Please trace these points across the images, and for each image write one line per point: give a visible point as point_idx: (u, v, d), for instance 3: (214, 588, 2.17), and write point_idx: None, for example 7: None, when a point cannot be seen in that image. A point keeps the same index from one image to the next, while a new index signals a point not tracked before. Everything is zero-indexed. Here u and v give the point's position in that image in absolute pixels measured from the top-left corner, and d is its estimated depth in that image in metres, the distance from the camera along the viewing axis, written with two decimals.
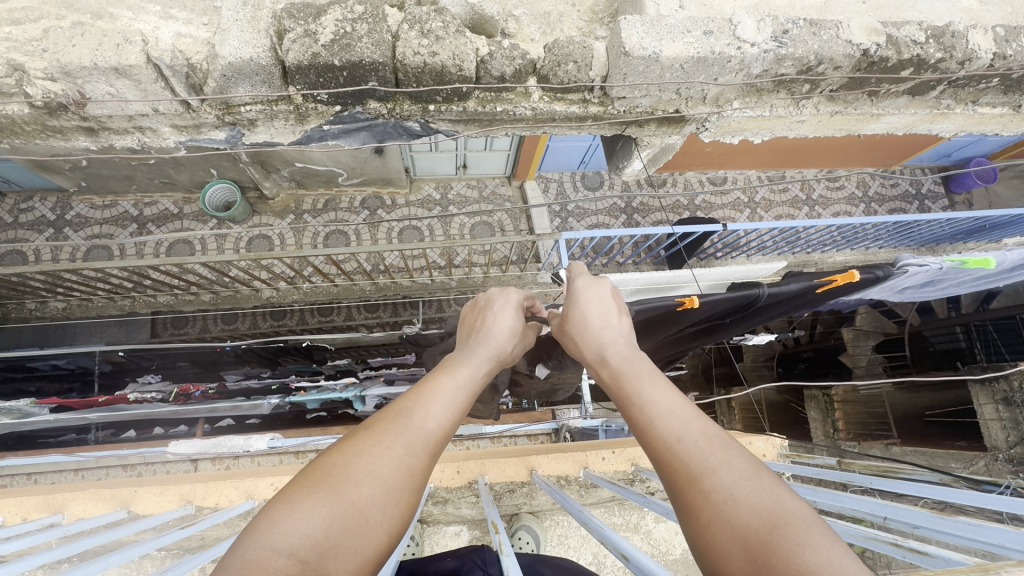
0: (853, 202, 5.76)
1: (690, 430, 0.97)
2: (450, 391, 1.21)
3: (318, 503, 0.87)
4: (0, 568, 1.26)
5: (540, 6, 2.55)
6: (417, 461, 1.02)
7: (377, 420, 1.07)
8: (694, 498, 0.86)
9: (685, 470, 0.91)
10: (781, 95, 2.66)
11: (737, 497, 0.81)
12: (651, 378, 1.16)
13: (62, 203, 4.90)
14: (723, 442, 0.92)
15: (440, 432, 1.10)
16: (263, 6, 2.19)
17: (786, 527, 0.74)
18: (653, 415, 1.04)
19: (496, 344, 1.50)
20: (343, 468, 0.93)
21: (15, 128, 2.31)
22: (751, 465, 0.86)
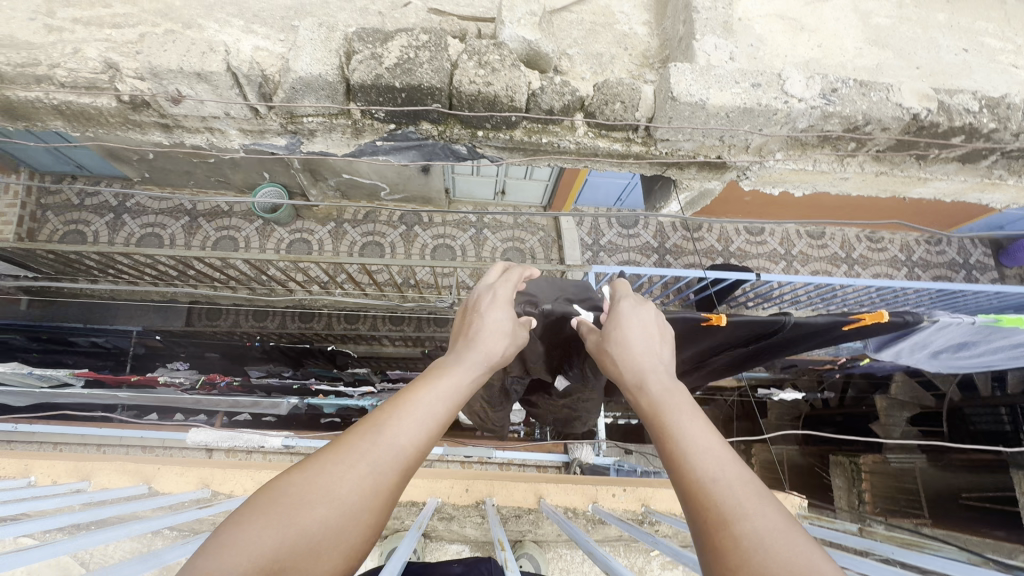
0: (895, 265, 5.61)
1: (726, 473, 0.98)
2: (430, 403, 1.18)
3: (269, 524, 0.86)
4: (20, 526, 1.37)
5: (594, 48, 2.66)
6: (384, 479, 0.99)
7: (349, 434, 1.04)
8: (723, 541, 0.87)
9: (715, 511, 0.92)
10: (826, 149, 2.67)
11: (769, 548, 0.83)
12: (690, 412, 1.18)
13: (125, 191, 5.24)
14: (760, 494, 0.93)
15: (414, 449, 1.06)
16: (336, 28, 2.35)
17: None
18: (688, 451, 1.05)
19: (486, 349, 1.49)
20: (299, 492, 0.91)
21: (101, 119, 2.52)
22: (785, 518, 0.88)
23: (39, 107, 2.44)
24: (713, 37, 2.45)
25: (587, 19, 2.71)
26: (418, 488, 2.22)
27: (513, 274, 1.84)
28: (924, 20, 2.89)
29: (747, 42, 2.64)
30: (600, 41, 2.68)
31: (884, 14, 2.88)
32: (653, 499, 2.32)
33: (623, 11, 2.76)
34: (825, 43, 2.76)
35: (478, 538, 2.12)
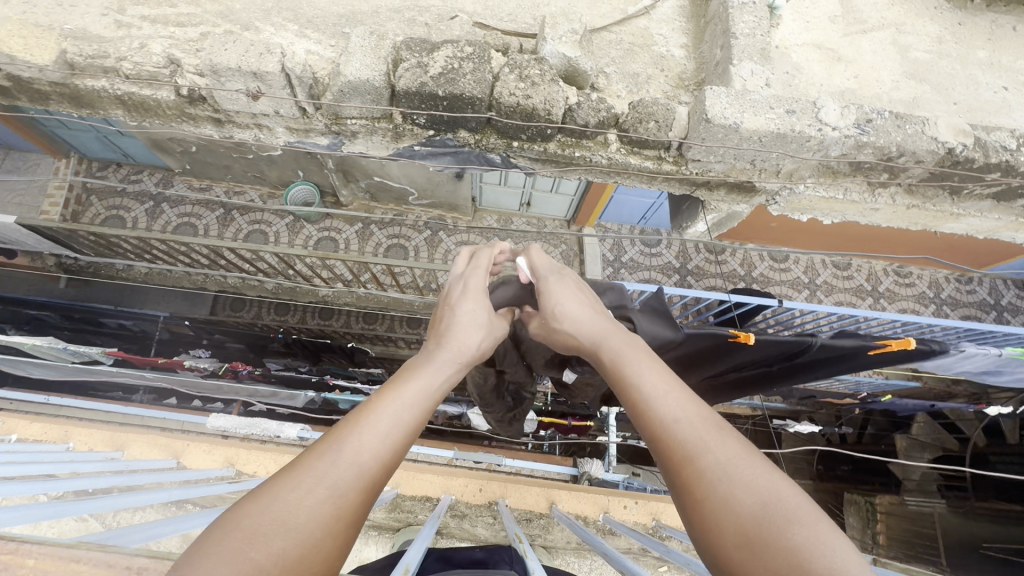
0: (922, 301, 5.51)
1: (688, 412, 1.06)
2: (397, 411, 1.10)
3: (221, 561, 0.74)
4: (65, 484, 1.48)
5: (631, 67, 2.73)
6: (348, 500, 0.91)
7: (304, 457, 0.95)
8: (689, 474, 0.94)
9: (680, 449, 0.98)
10: (858, 179, 2.67)
11: (731, 476, 0.90)
12: (648, 362, 1.25)
13: (165, 181, 5.45)
14: (717, 425, 1.02)
15: (377, 462, 0.99)
16: (386, 37, 2.46)
17: (778, 507, 0.83)
18: (650, 396, 1.12)
19: (457, 343, 1.44)
20: (246, 525, 0.81)
21: (159, 110, 2.67)
22: (741, 443, 0.96)
23: (104, 96, 2.59)
24: (750, 62, 2.48)
25: (626, 40, 2.78)
26: (433, 484, 2.30)
27: (481, 260, 1.79)
28: (963, 56, 2.90)
29: (783, 70, 2.68)
30: (638, 61, 2.75)
31: (924, 49, 2.89)
32: (665, 515, 2.34)
33: (661, 34, 2.83)
34: (862, 75, 2.79)
35: (487, 539, 2.14)
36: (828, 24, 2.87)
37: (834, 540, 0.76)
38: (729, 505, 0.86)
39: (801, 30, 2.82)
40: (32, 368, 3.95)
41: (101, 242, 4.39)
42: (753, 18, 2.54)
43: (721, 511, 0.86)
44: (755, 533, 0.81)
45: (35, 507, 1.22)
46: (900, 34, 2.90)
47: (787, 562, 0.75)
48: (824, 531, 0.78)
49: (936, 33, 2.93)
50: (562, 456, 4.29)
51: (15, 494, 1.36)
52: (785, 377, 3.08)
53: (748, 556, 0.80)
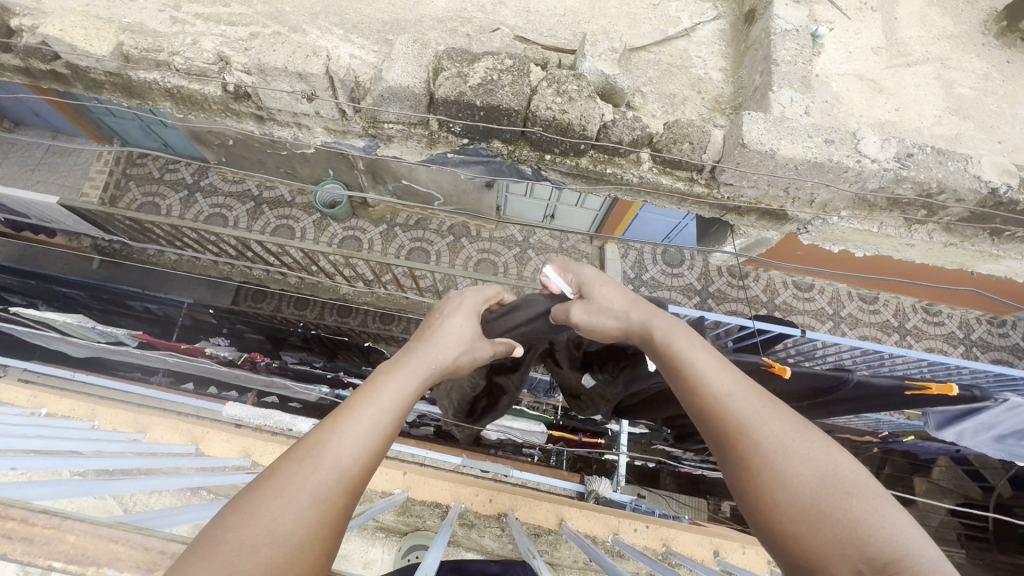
0: (950, 341, 5.36)
1: (740, 387, 1.17)
2: (375, 415, 1.13)
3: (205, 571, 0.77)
4: (92, 463, 1.51)
5: (667, 88, 2.73)
6: (331, 504, 0.94)
7: (283, 464, 0.97)
8: (746, 446, 1.05)
9: (736, 424, 1.09)
10: (894, 214, 2.63)
11: (786, 449, 1.01)
12: (696, 345, 1.35)
13: (201, 171, 5.60)
14: (769, 401, 1.12)
15: (358, 464, 1.02)
16: (428, 46, 2.50)
17: (832, 478, 0.94)
18: (703, 375, 1.24)
19: (438, 349, 1.46)
20: (231, 541, 0.82)
21: (205, 105, 2.76)
22: (794, 420, 1.07)
23: (154, 88, 2.69)
24: (790, 90, 2.46)
25: (665, 60, 2.79)
26: (443, 491, 2.29)
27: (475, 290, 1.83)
28: (1011, 95, 2.83)
29: (822, 99, 2.66)
30: (674, 82, 2.75)
31: (969, 85, 2.83)
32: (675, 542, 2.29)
33: (700, 56, 2.82)
34: (903, 108, 2.75)
35: (495, 550, 2.12)
36: (871, 55, 2.84)
37: (889, 510, 0.87)
38: (788, 477, 0.96)
39: (843, 60, 2.80)
40: (61, 345, 4.06)
41: (136, 228, 4.52)
42: (795, 45, 2.52)
43: (779, 482, 0.97)
44: (813, 501, 0.92)
45: (65, 484, 1.24)
46: (945, 69, 2.85)
47: (845, 529, 0.86)
48: (877, 501, 0.89)
49: (983, 70, 2.86)
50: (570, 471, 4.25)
51: (43, 469, 1.39)
52: (817, 411, 3.04)
53: (805, 524, 0.90)
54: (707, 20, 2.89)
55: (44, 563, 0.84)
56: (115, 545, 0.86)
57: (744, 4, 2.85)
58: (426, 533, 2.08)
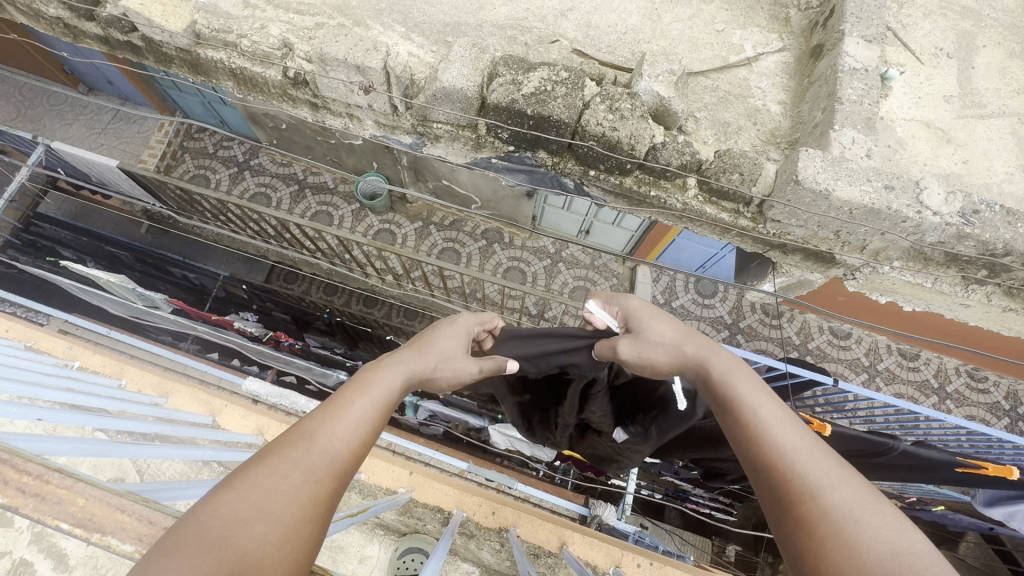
0: (994, 412, 5.06)
1: (806, 446, 1.13)
2: (362, 410, 1.18)
3: (204, 550, 0.75)
4: (112, 423, 1.53)
5: (722, 116, 2.67)
6: (320, 487, 0.96)
7: (276, 447, 0.98)
8: (810, 507, 1.00)
9: (801, 484, 1.04)
10: (951, 270, 2.48)
11: (857, 520, 0.94)
12: (759, 396, 1.31)
13: (252, 151, 5.78)
14: (837, 466, 1.06)
15: (347, 450, 1.06)
16: (486, 51, 2.51)
17: (908, 559, 0.87)
18: (767, 427, 1.21)
19: (425, 361, 1.54)
20: (223, 513, 0.82)
21: (265, 88, 2.85)
22: (865, 490, 1.00)
23: (220, 68, 2.79)
24: (852, 130, 2.36)
25: (722, 88, 2.73)
26: (446, 496, 2.26)
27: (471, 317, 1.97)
28: None
29: (885, 143, 2.56)
30: (730, 111, 2.69)
31: None
32: None
33: (759, 87, 2.75)
34: (972, 161, 2.61)
35: (491, 565, 2.05)
36: (942, 103, 2.71)
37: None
38: (859, 550, 0.90)
39: (911, 105, 2.68)
40: (100, 301, 4.21)
41: (185, 198, 4.67)
42: (863, 85, 2.42)
43: (849, 552, 0.90)
44: None
45: (87, 442, 1.26)
46: (1022, 125, 2.70)
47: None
48: None
49: None
50: (574, 492, 4.16)
51: (66, 423, 1.41)
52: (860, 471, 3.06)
53: None
54: (771, 50, 2.81)
55: (52, 523, 0.88)
56: (123, 516, 0.88)
57: (812, 38, 2.76)
58: (423, 536, 2.03)
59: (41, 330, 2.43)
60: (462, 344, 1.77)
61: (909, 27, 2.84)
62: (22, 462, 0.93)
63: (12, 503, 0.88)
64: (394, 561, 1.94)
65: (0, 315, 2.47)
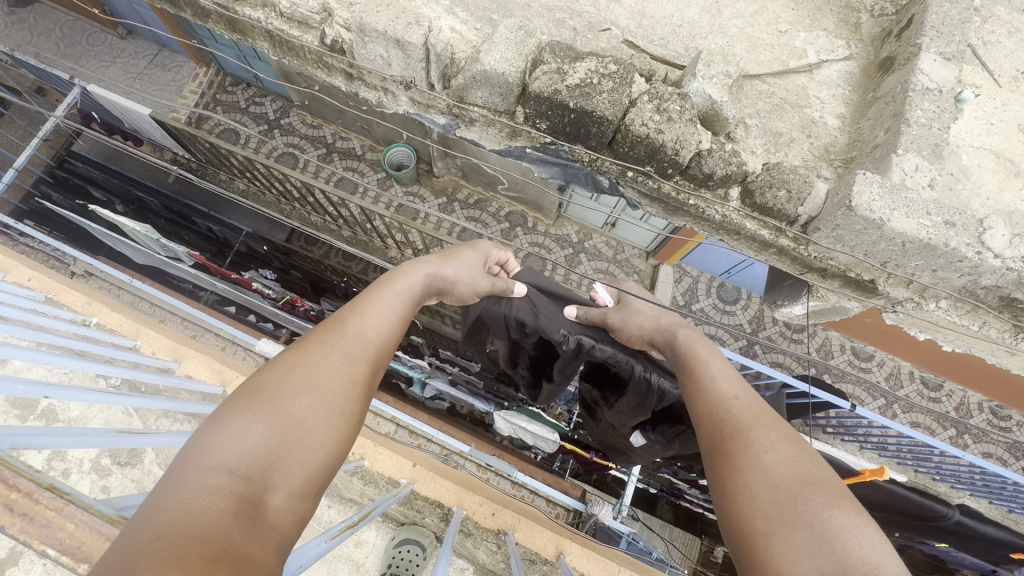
0: (1011, 451, 4.91)
1: (746, 396, 1.39)
2: (385, 309, 1.42)
3: (256, 420, 0.97)
4: (124, 400, 1.52)
5: (775, 125, 2.51)
6: (355, 370, 1.19)
7: (314, 340, 1.20)
8: (740, 443, 1.22)
9: (733, 422, 1.30)
10: (1002, 314, 2.40)
11: (776, 450, 1.16)
12: (712, 353, 1.65)
13: (282, 109, 5.68)
14: (764, 411, 1.32)
15: (379, 340, 1.30)
16: (533, 34, 2.39)
17: (815, 485, 1.06)
18: (714, 377, 1.50)
19: (438, 267, 1.78)
20: (275, 388, 1.05)
21: (300, 53, 2.74)
22: (785, 429, 1.24)
23: (256, 28, 2.69)
24: (916, 156, 2.21)
25: (779, 95, 2.56)
26: (448, 492, 2.26)
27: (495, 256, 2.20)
28: None
29: (949, 171, 2.38)
30: (784, 120, 2.53)
31: None
32: None
33: (819, 97, 2.58)
34: None
35: (485, 565, 2.05)
36: (1016, 133, 2.51)
37: (866, 526, 0.96)
38: (769, 472, 1.12)
39: (981, 131, 2.49)
40: (126, 250, 4.26)
41: (213, 152, 4.62)
42: (935, 107, 2.24)
43: (759, 478, 1.11)
44: (788, 487, 1.07)
45: (88, 434, 1.25)
46: None
47: (817, 535, 0.95)
48: (864, 525, 0.96)
49: None
50: (570, 482, 4.08)
51: (72, 400, 1.39)
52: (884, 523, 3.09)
53: (775, 513, 1.04)
54: (836, 58, 2.62)
55: (39, 547, 0.86)
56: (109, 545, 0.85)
57: (883, 49, 2.56)
58: (420, 529, 2.04)
59: (64, 282, 2.43)
60: (478, 259, 2.01)
61: (990, 45, 2.61)
62: (14, 478, 0.91)
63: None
64: (389, 550, 1.93)
65: (22, 261, 2.47)
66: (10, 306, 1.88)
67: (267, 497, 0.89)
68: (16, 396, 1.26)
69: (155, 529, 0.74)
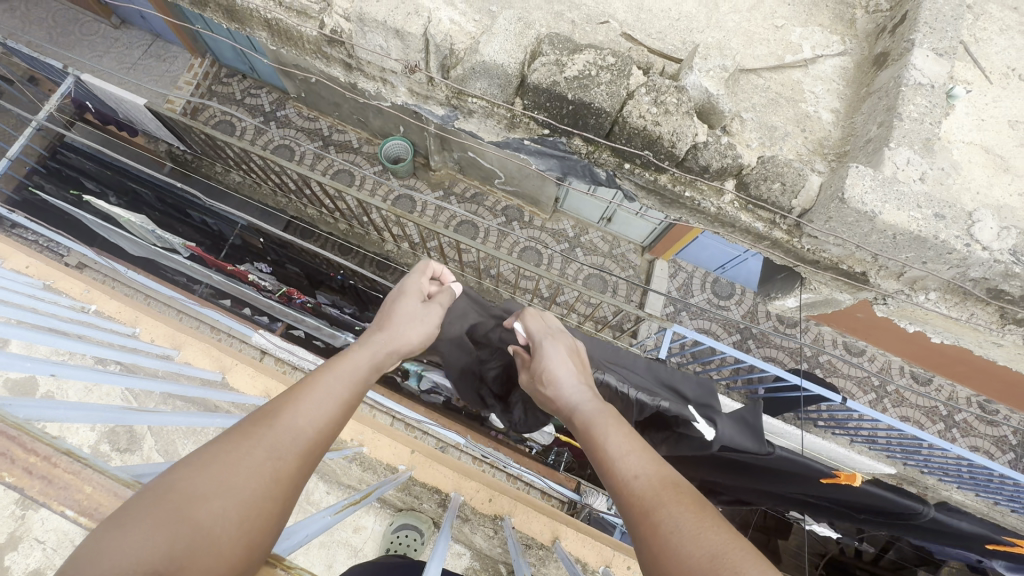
0: (998, 445, 4.97)
1: (647, 472, 1.25)
2: (330, 386, 1.28)
3: (157, 524, 0.82)
4: (125, 381, 1.54)
5: (770, 119, 2.54)
6: (284, 461, 1.04)
7: (248, 426, 1.06)
8: (646, 530, 1.08)
9: (638, 504, 1.16)
10: (989, 307, 2.48)
11: (682, 530, 1.04)
12: (615, 426, 1.47)
13: (278, 101, 5.64)
14: (671, 482, 1.20)
15: (316, 428, 1.15)
16: (532, 26, 2.40)
17: (726, 565, 0.93)
18: (614, 458, 1.32)
19: (383, 343, 1.62)
20: (186, 487, 0.89)
21: (299, 42, 2.73)
22: (690, 504, 1.12)
23: (255, 16, 2.67)
24: (909, 150, 2.25)
25: (774, 88, 2.59)
26: (446, 478, 2.29)
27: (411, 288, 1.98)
28: None
29: (940, 165, 2.42)
30: (780, 114, 2.56)
31: None
32: None
33: (813, 92, 2.61)
34: None
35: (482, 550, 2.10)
36: (1007, 129, 2.55)
37: None
38: (682, 559, 0.98)
39: (972, 127, 2.53)
40: (120, 240, 4.24)
41: (209, 143, 4.60)
42: (926, 102, 2.28)
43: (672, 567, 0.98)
44: None
45: (97, 409, 1.29)
46: None
47: None
48: None
49: None
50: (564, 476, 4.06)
51: (76, 379, 1.42)
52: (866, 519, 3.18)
53: None
54: (832, 53, 2.65)
55: (57, 507, 0.88)
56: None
57: (877, 45, 2.59)
58: (418, 515, 2.13)
59: (61, 270, 2.44)
60: (418, 311, 1.88)
61: (982, 42, 2.64)
62: (32, 442, 0.93)
63: (20, 483, 0.89)
64: (389, 535, 2.07)
65: (19, 250, 2.46)
66: (10, 291, 1.89)
67: None
68: (24, 373, 1.29)
69: None
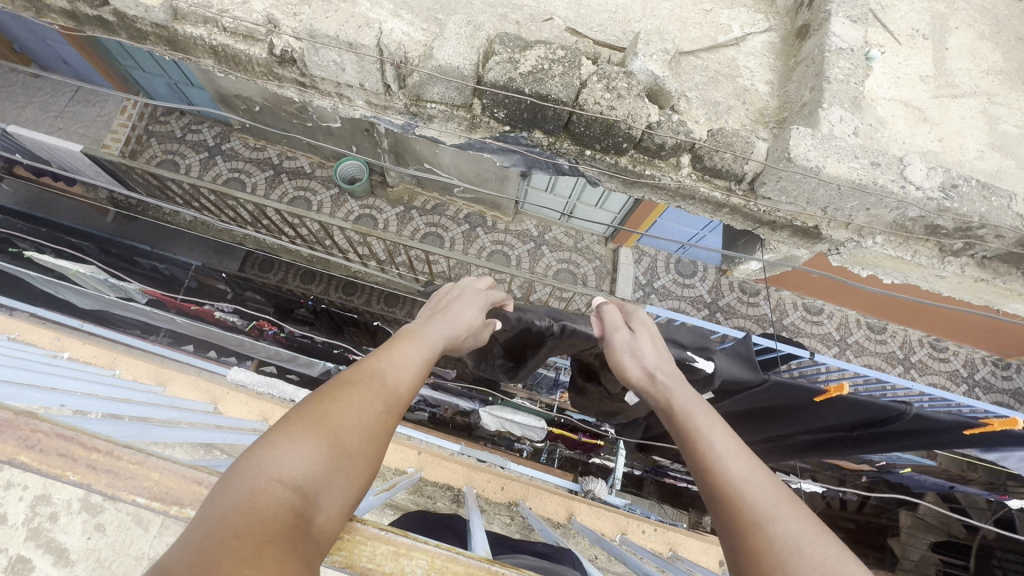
0: (953, 379, 5.34)
1: (760, 478, 1.11)
2: (411, 355, 1.34)
3: (310, 440, 0.89)
4: (119, 418, 1.53)
5: (712, 95, 2.71)
6: (390, 413, 1.08)
7: (357, 378, 1.10)
8: (757, 541, 0.97)
9: (749, 513, 1.03)
10: (929, 243, 2.71)
11: (804, 551, 0.92)
12: (716, 416, 1.33)
13: (223, 135, 5.54)
14: (791, 498, 1.05)
15: (406, 390, 1.19)
16: (481, 28, 2.48)
17: None
18: (720, 451, 1.20)
19: (446, 326, 1.67)
20: (329, 416, 0.96)
21: (248, 66, 2.72)
22: (813, 522, 0.98)
23: (199, 45, 2.64)
24: (840, 108, 2.45)
25: (712, 67, 2.76)
26: (456, 474, 2.36)
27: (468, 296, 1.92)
28: None
29: (868, 121, 2.64)
30: (720, 90, 2.73)
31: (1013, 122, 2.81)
32: (682, 547, 2.28)
33: (748, 67, 2.80)
34: (947, 139, 2.73)
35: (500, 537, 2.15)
36: (919, 83, 2.81)
37: None
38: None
39: (890, 85, 2.77)
40: (71, 295, 4.06)
41: (155, 183, 4.46)
42: (849, 64, 2.50)
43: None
44: None
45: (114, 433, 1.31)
46: (991, 105, 2.83)
47: None
48: None
49: None
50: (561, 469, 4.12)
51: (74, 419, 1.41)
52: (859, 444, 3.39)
53: None
54: (758, 30, 2.85)
55: (128, 497, 0.98)
56: (198, 488, 1.01)
57: (798, 18, 2.81)
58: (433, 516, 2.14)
59: (23, 323, 2.33)
60: (475, 316, 1.85)
61: (887, 9, 2.92)
62: (90, 440, 1.01)
63: (86, 479, 0.97)
64: None
65: None
66: None
67: (319, 515, 0.82)
68: None
69: (233, 529, 0.69)
